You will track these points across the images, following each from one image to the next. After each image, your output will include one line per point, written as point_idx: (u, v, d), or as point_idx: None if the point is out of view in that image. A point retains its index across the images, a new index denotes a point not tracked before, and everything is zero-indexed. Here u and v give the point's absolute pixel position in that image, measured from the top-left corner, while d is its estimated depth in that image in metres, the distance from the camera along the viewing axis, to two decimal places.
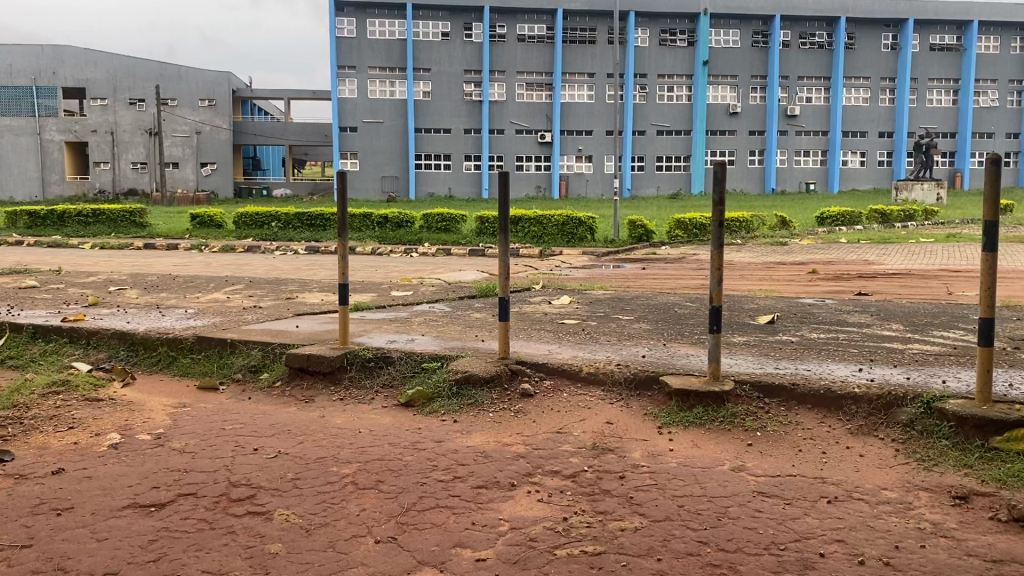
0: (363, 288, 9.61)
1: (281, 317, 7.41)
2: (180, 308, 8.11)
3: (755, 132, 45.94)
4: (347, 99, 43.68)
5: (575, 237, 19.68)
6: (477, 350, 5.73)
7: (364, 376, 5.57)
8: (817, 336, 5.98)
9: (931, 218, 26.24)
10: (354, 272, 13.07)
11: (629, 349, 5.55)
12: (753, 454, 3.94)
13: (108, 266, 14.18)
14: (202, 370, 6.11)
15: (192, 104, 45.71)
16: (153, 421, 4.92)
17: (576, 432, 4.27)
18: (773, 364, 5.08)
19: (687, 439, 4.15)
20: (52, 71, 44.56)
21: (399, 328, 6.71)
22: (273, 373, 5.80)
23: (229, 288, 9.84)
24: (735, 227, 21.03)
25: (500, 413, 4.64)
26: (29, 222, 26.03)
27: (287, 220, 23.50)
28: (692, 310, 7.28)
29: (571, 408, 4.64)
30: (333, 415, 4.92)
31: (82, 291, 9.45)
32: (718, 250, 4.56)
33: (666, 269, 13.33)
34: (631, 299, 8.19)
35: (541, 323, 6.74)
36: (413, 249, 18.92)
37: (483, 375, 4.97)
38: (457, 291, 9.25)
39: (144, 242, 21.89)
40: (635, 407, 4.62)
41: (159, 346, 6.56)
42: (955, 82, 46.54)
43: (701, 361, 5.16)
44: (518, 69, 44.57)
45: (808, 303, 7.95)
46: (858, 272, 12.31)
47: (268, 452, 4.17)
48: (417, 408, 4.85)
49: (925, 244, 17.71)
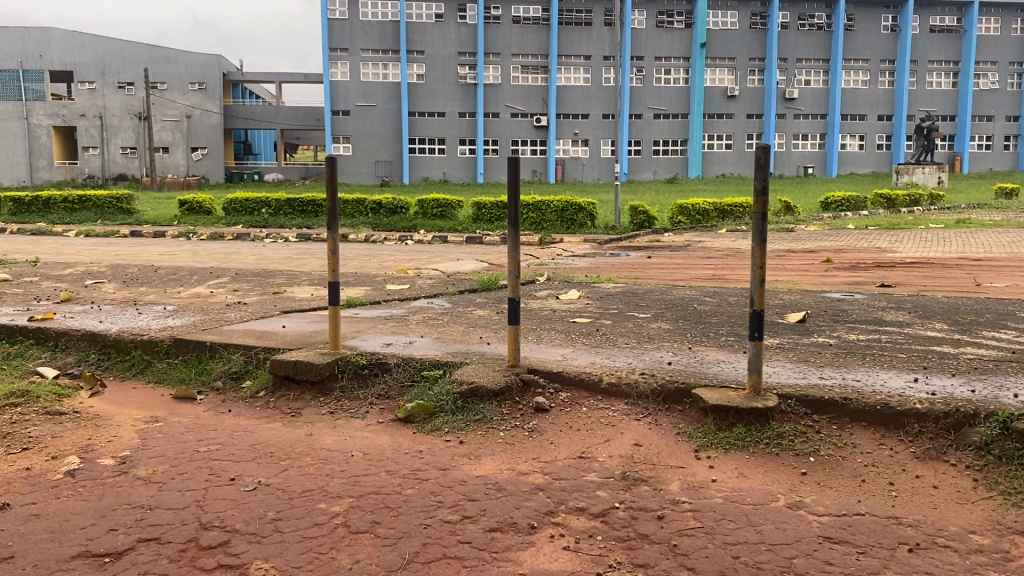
0: (357, 281, 9.03)
1: (266, 316, 6.81)
2: (159, 304, 7.51)
3: (754, 115, 45.24)
4: (338, 82, 42.95)
5: (575, 223, 19.11)
6: (483, 356, 5.15)
7: (357, 386, 5.02)
8: (858, 338, 5.44)
9: (937, 202, 25.71)
10: (348, 262, 12.56)
11: (651, 354, 5.01)
12: (810, 487, 3.39)
13: (90, 256, 13.69)
14: (178, 377, 5.55)
15: (181, 87, 44.94)
16: (118, 441, 4.34)
17: (600, 457, 3.73)
18: (817, 373, 4.52)
19: (729, 466, 3.61)
20: (39, 53, 43.61)
21: (394, 328, 6.14)
22: (256, 382, 5.25)
23: (214, 281, 9.24)
24: (739, 212, 20.28)
25: (512, 433, 4.07)
26: (14, 209, 25.27)
27: (278, 206, 22.82)
28: (712, 307, 6.69)
29: (594, 428, 4.07)
30: (323, 433, 4.37)
31: (55, 286, 8.83)
32: (761, 248, 3.99)
33: (670, 258, 12.77)
34: (644, 292, 7.62)
35: (550, 323, 6.17)
36: (408, 235, 18.34)
37: (490, 387, 4.41)
38: (456, 284, 8.66)
39: (131, 229, 21.20)
40: (665, 424, 4.08)
41: (133, 350, 5.99)
42: (955, 64, 45.92)
43: (737, 369, 4.58)
44: (513, 51, 43.82)
45: (838, 297, 7.33)
46: (873, 261, 11.81)
47: (247, 483, 3.60)
48: (417, 425, 4.31)
49: (937, 230, 17.22)
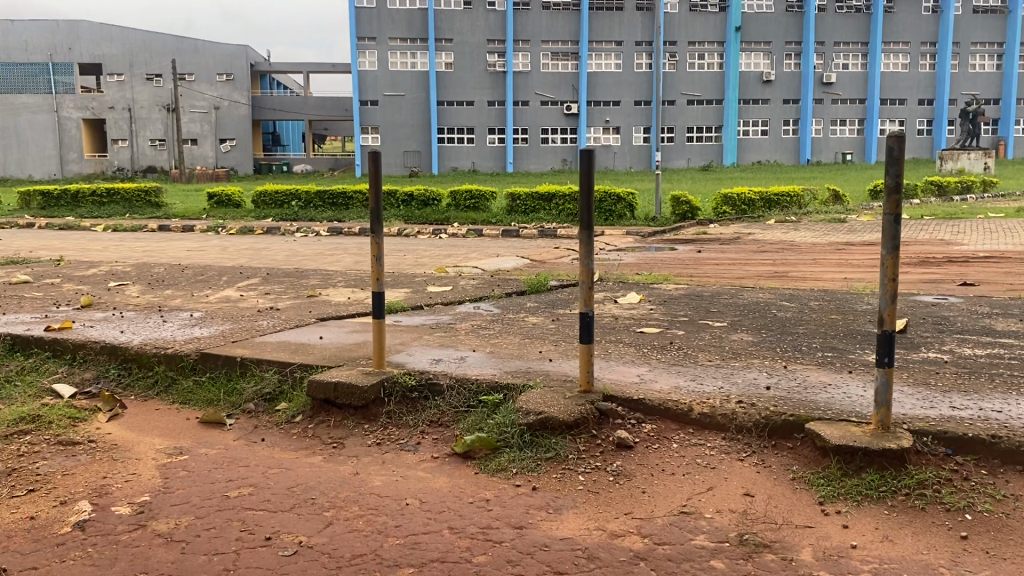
0: (395, 282, 8.43)
1: (301, 324, 6.23)
2: (186, 310, 6.96)
3: (790, 100, 44.13)
4: (366, 72, 42.43)
5: (613, 215, 18.39)
6: (550, 376, 4.50)
7: (406, 412, 4.42)
8: (978, 354, 4.73)
9: (989, 188, 24.69)
10: (384, 258, 12.07)
11: (741, 376, 4.36)
12: (978, 558, 2.74)
13: (115, 253, 13.32)
14: (206, 399, 4.98)
15: (209, 78, 44.67)
16: (137, 482, 3.77)
17: (704, 511, 3.11)
18: (947, 402, 3.84)
19: (865, 525, 2.98)
20: (68, 47, 43.50)
21: (442, 339, 5.53)
22: (292, 405, 4.68)
23: (244, 282, 8.68)
24: (786, 202, 19.48)
25: (594, 478, 3.46)
26: (42, 203, 24.93)
27: (307, 199, 22.25)
28: (793, 314, 6.02)
29: (690, 472, 3.45)
30: (370, 473, 3.77)
31: (78, 289, 8.34)
32: (893, 257, 3.36)
33: (723, 252, 12.16)
34: (711, 295, 6.95)
35: (615, 333, 5.53)
36: (442, 229, 17.73)
37: (563, 418, 3.78)
38: (501, 285, 8.01)
39: (158, 224, 20.85)
40: (776, 468, 3.47)
41: (156, 365, 5.44)
42: (999, 45, 44.40)
43: (851, 397, 3.93)
44: (543, 38, 42.92)
45: (929, 301, 6.59)
46: (943, 254, 11.08)
47: (285, 546, 3.01)
48: (480, 463, 3.71)
49: (994, 220, 16.38)
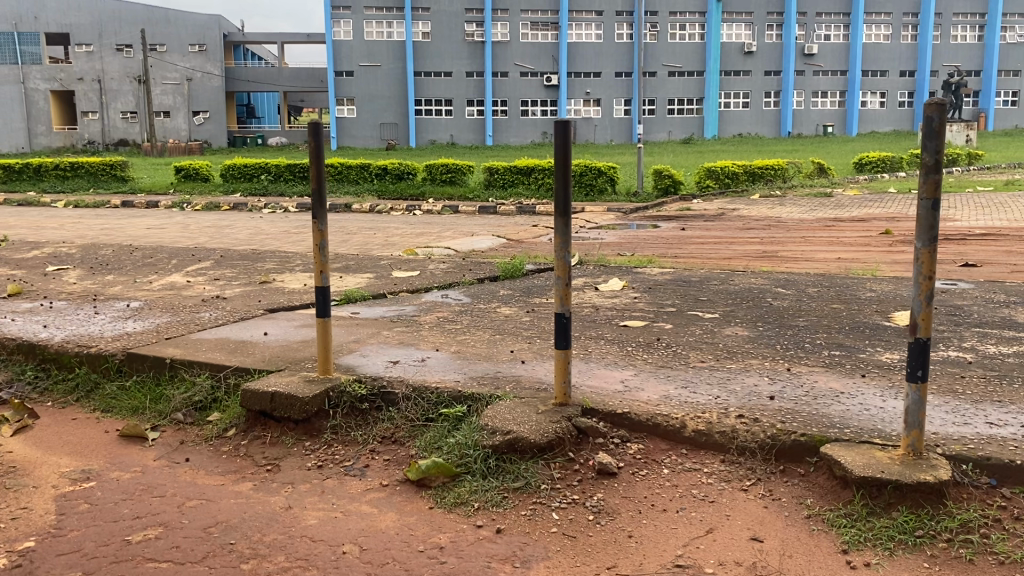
0: (358, 266, 7.78)
1: (248, 316, 5.62)
2: (123, 301, 6.28)
3: (772, 72, 43.47)
4: (341, 42, 41.34)
5: (594, 189, 17.75)
6: (522, 385, 3.89)
7: (355, 426, 3.82)
8: (1004, 353, 4.17)
9: (975, 161, 24.28)
10: (352, 237, 11.46)
11: (740, 382, 3.77)
12: None
13: (69, 231, 12.58)
14: (130, 406, 4.36)
15: (181, 49, 43.39)
16: (24, 521, 3.14)
17: (703, 566, 2.56)
18: (982, 418, 3.28)
19: None
20: (34, 16, 42.07)
21: (402, 336, 4.92)
22: (224, 416, 4.07)
23: (195, 266, 7.98)
24: (770, 175, 18.94)
25: (571, 517, 2.89)
26: (4, 176, 23.99)
27: (278, 172, 21.44)
28: (791, 303, 5.46)
29: (687, 508, 2.90)
30: (306, 506, 3.17)
31: (11, 274, 7.62)
32: (929, 251, 2.79)
33: (708, 228, 11.66)
34: (700, 281, 6.37)
35: (597, 327, 4.95)
36: (416, 205, 17.05)
37: (535, 439, 3.19)
38: (473, 269, 7.39)
39: (122, 199, 20.02)
40: (787, 501, 2.92)
41: (77, 366, 4.80)
42: (980, 17, 43.86)
43: (870, 411, 3.37)
44: (522, 7, 41.95)
45: (940, 287, 6.01)
46: (936, 232, 10.64)
47: None
48: (436, 494, 3.12)
49: (984, 194, 15.93)
